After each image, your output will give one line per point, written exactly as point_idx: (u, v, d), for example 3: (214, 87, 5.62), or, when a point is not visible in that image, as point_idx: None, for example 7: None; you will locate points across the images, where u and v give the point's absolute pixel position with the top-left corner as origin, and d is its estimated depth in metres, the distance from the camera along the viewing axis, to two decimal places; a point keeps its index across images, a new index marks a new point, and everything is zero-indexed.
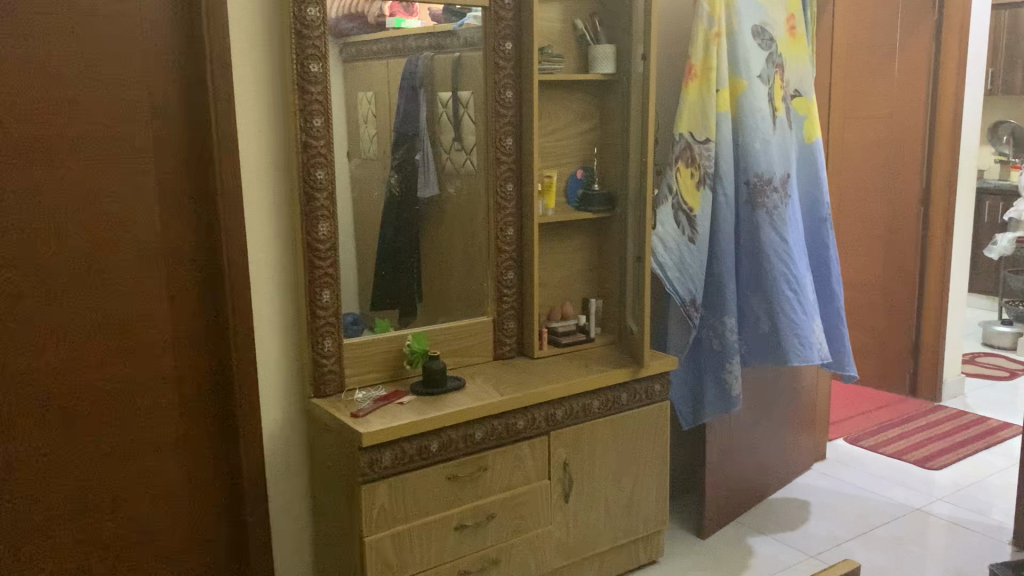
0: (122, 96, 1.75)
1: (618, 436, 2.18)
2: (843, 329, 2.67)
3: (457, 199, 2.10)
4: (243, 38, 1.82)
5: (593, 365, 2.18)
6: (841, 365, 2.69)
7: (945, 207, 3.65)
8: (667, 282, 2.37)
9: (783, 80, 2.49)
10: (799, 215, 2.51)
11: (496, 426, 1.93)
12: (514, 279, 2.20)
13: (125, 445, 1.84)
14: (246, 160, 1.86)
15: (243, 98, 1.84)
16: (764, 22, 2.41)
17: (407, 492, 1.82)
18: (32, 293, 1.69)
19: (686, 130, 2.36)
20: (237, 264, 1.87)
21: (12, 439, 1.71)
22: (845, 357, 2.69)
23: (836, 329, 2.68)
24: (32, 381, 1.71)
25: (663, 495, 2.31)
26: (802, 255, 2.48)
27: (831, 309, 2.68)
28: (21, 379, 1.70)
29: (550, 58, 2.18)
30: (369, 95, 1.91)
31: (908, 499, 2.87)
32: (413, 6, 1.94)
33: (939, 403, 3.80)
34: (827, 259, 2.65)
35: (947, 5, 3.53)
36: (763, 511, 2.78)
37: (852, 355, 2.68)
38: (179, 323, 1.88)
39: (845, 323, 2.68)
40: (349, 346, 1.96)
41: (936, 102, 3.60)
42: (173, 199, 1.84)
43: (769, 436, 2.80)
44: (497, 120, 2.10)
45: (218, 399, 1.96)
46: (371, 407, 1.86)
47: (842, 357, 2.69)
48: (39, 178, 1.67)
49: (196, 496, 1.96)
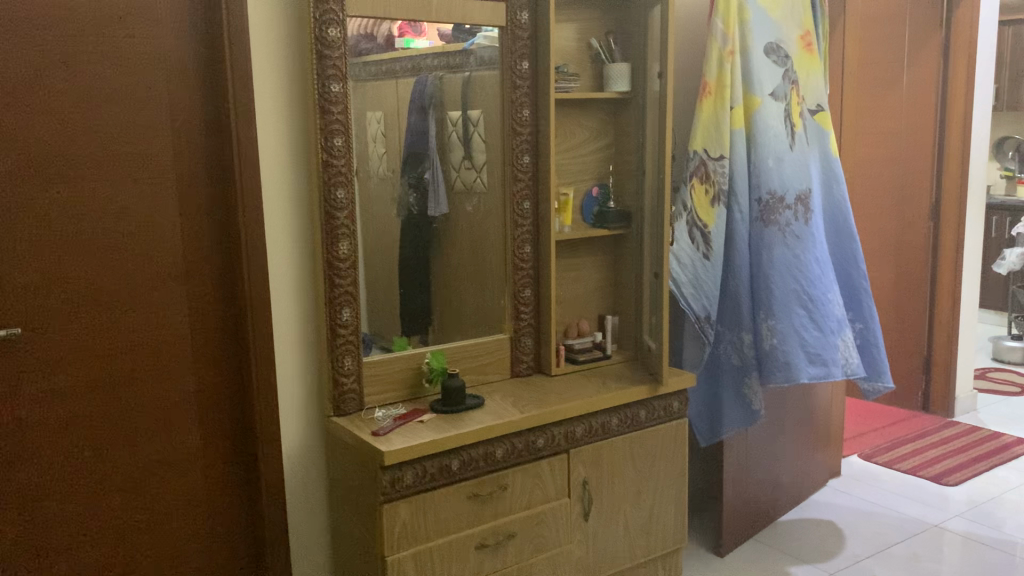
0: (144, 116, 1.76)
1: (637, 454, 2.17)
2: (878, 337, 2.65)
3: (474, 216, 2.11)
4: (264, 58, 1.84)
5: (611, 382, 2.18)
6: (878, 374, 2.66)
7: (955, 222, 3.67)
8: (682, 298, 2.38)
9: (799, 96, 2.48)
10: (821, 232, 2.48)
11: (516, 444, 1.93)
12: (531, 297, 2.20)
13: (144, 465, 1.84)
14: (267, 179, 1.87)
15: (264, 118, 1.85)
16: (779, 40, 2.43)
17: (427, 511, 1.81)
18: (53, 314, 1.69)
19: (700, 147, 2.40)
20: (258, 283, 1.88)
21: (32, 461, 1.70)
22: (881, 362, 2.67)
23: (873, 337, 2.65)
24: (54, 399, 1.71)
25: (681, 513, 2.30)
26: (823, 270, 2.45)
27: (861, 319, 2.67)
28: (43, 397, 1.70)
29: (565, 76, 2.19)
30: (378, 116, 1.91)
31: (924, 516, 2.86)
32: (421, 27, 1.95)
33: (953, 419, 3.79)
34: (854, 269, 2.63)
35: (954, 21, 3.57)
36: (781, 529, 2.76)
37: (888, 364, 2.67)
38: (200, 339, 1.88)
39: (879, 332, 2.66)
40: (368, 364, 1.96)
41: (945, 116, 3.63)
42: (194, 216, 1.84)
43: (785, 453, 2.80)
44: (514, 138, 2.11)
45: (238, 418, 1.96)
46: (390, 426, 1.85)
47: (879, 367, 2.67)
48: (60, 200, 1.68)
49: (216, 512, 1.95)
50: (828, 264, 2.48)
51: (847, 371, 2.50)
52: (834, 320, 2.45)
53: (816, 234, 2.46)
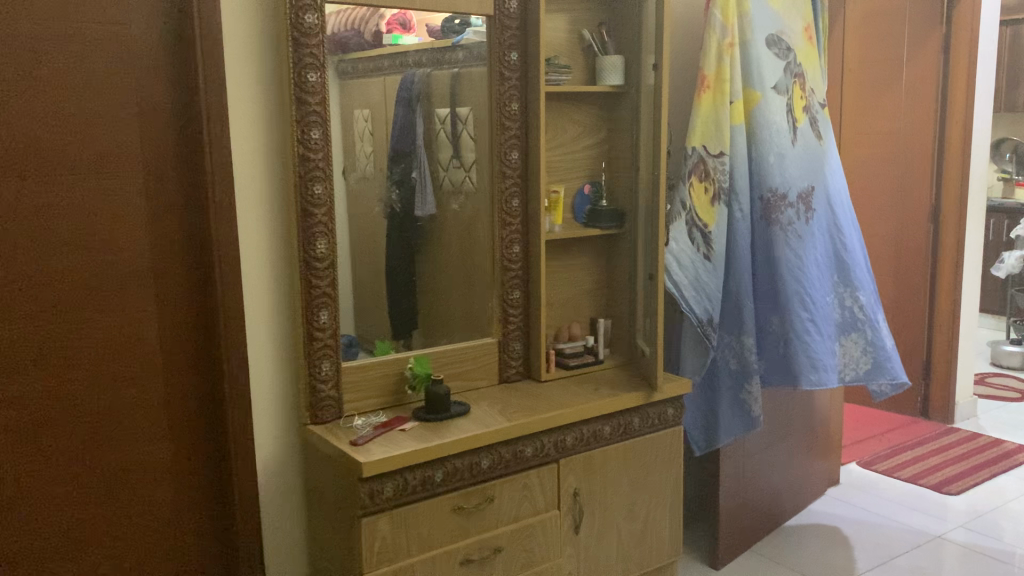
0: (108, 106, 1.65)
1: (630, 463, 2.07)
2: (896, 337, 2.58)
3: (459, 215, 2.01)
4: (236, 46, 1.74)
5: (603, 388, 2.09)
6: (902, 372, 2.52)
7: (956, 223, 3.59)
8: (683, 301, 2.28)
9: (804, 88, 2.42)
10: (820, 233, 2.43)
11: (503, 453, 1.83)
12: (520, 299, 2.11)
13: (110, 475, 1.73)
14: (239, 172, 1.77)
15: (237, 109, 1.75)
16: (780, 31, 2.35)
17: (409, 525, 1.71)
18: (9, 317, 1.58)
19: (700, 143, 2.30)
20: (231, 284, 1.78)
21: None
22: (892, 362, 2.50)
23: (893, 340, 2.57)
24: (23, 406, 1.61)
25: (676, 525, 2.20)
26: (823, 272, 2.41)
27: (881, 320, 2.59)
28: (12, 404, 1.60)
29: (556, 69, 2.09)
30: (365, 113, 1.83)
31: (925, 526, 2.77)
32: (409, 23, 1.86)
33: (952, 425, 3.71)
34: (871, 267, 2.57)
35: (955, 18, 3.49)
36: (778, 540, 2.67)
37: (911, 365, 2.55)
38: (169, 342, 1.78)
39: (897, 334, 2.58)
40: (348, 369, 1.86)
41: (946, 114, 3.55)
42: (163, 212, 1.74)
43: (782, 461, 2.71)
44: (502, 132, 2.01)
45: (209, 426, 1.85)
46: (371, 435, 1.75)
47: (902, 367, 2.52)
48: (12, 196, 1.56)
49: (187, 523, 1.85)
50: (826, 264, 2.43)
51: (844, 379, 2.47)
52: (831, 324, 2.40)
53: (818, 234, 2.42)
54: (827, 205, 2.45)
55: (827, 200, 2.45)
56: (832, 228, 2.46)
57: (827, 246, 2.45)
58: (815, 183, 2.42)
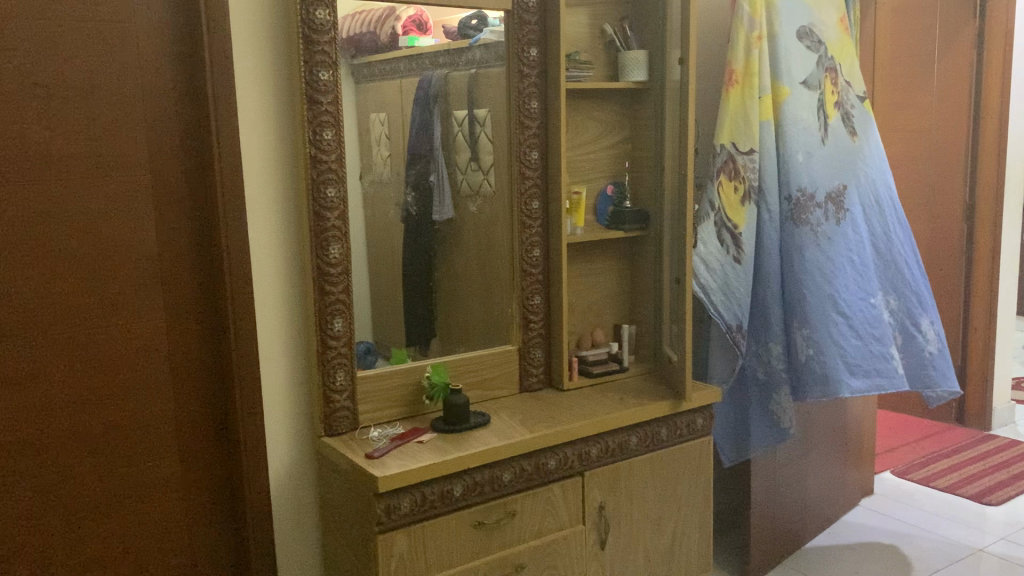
0: (112, 108, 1.59)
1: (658, 475, 1.98)
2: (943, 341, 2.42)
3: (477, 219, 1.94)
4: (245, 43, 1.67)
5: (629, 397, 2.00)
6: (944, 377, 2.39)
7: (992, 222, 3.48)
8: (711, 306, 2.20)
9: (836, 83, 2.33)
10: (858, 232, 2.31)
11: (525, 466, 1.75)
12: (541, 304, 2.03)
13: (119, 487, 1.67)
14: (249, 175, 1.71)
15: (246, 109, 1.69)
16: (812, 23, 2.27)
17: (426, 542, 1.64)
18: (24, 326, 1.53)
19: (728, 140, 2.22)
20: (241, 292, 1.71)
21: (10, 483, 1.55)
22: (935, 367, 2.40)
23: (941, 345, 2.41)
24: (33, 416, 1.56)
25: (706, 539, 2.11)
26: (860, 273, 2.28)
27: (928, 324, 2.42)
28: (22, 414, 1.55)
29: (578, 65, 2.02)
30: (382, 117, 1.76)
31: (965, 539, 2.65)
32: (426, 24, 1.79)
33: (989, 432, 3.59)
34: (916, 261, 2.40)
35: (989, 11, 3.39)
36: (810, 553, 2.57)
37: (948, 374, 2.40)
38: (178, 351, 1.71)
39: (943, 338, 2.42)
40: (363, 378, 1.79)
41: (980, 110, 3.45)
42: (172, 218, 1.67)
43: (814, 471, 2.61)
44: (522, 132, 1.93)
45: (219, 438, 1.79)
46: (387, 447, 1.67)
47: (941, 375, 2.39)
48: (26, 199, 1.51)
49: (196, 537, 1.78)
50: (864, 266, 2.29)
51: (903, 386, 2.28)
52: (881, 326, 2.27)
53: (851, 235, 2.29)
54: (860, 205, 2.33)
55: (861, 201, 2.33)
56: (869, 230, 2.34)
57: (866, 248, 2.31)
58: (845, 181, 2.31)
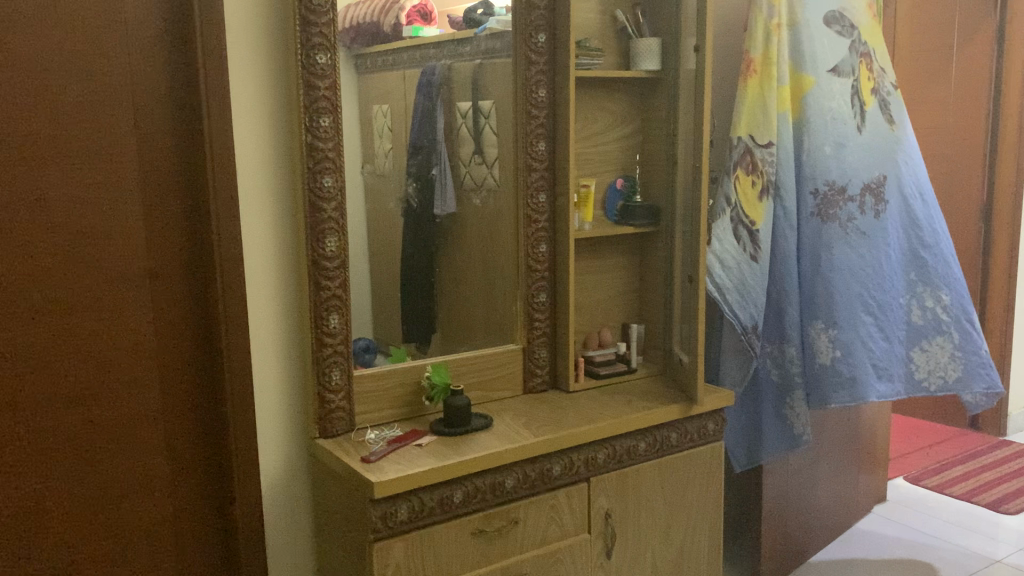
0: (99, 89, 1.50)
1: (667, 482, 1.90)
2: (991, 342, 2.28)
3: (481, 213, 1.85)
4: (238, 25, 1.59)
5: (637, 400, 1.92)
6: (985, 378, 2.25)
7: (1010, 221, 3.39)
8: (727, 306, 2.11)
9: (872, 68, 2.23)
10: (893, 227, 2.23)
11: (529, 472, 1.66)
12: (546, 302, 1.94)
13: (104, 487, 1.59)
14: (242, 163, 1.62)
15: (239, 94, 1.60)
16: (843, 8, 2.18)
17: (425, 550, 1.55)
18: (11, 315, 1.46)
19: (745, 132, 2.14)
20: (233, 286, 1.63)
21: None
22: (983, 367, 2.25)
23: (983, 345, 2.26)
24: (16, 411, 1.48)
25: (715, 549, 2.03)
26: (893, 269, 2.22)
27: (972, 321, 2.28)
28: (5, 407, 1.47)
29: (587, 52, 1.93)
30: (384, 108, 1.68)
31: (981, 549, 2.57)
32: (431, 14, 1.74)
33: (1004, 437, 3.51)
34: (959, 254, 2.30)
35: (1010, 4, 3.30)
36: (822, 562, 2.49)
37: (990, 375, 2.25)
38: (167, 346, 1.63)
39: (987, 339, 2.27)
40: (359, 378, 1.71)
41: (998, 106, 3.36)
42: (161, 206, 1.59)
43: (826, 477, 2.52)
44: (529, 122, 1.85)
45: (209, 438, 1.70)
46: (384, 451, 1.59)
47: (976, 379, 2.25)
48: (14, 181, 1.44)
49: (183, 539, 1.70)
50: (896, 263, 2.23)
51: (928, 389, 2.25)
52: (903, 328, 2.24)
53: (886, 229, 2.21)
54: (903, 195, 2.24)
55: (901, 192, 2.24)
56: (908, 222, 2.25)
57: (897, 242, 2.24)
58: (884, 172, 2.22)
